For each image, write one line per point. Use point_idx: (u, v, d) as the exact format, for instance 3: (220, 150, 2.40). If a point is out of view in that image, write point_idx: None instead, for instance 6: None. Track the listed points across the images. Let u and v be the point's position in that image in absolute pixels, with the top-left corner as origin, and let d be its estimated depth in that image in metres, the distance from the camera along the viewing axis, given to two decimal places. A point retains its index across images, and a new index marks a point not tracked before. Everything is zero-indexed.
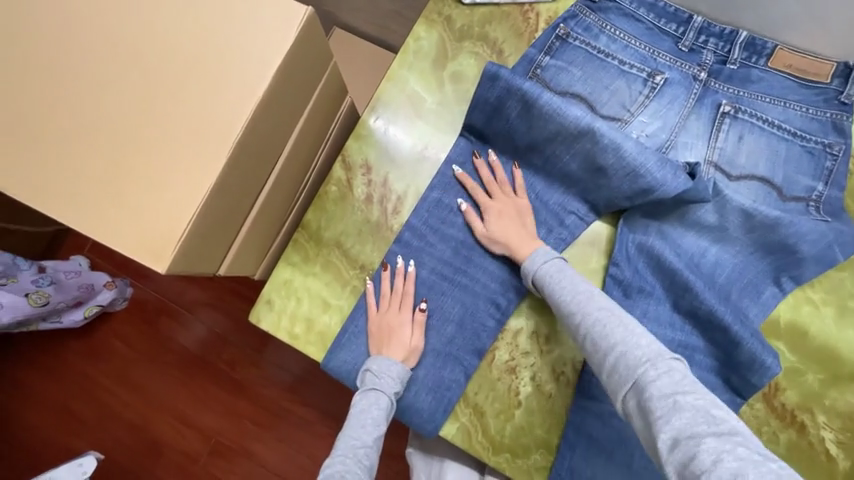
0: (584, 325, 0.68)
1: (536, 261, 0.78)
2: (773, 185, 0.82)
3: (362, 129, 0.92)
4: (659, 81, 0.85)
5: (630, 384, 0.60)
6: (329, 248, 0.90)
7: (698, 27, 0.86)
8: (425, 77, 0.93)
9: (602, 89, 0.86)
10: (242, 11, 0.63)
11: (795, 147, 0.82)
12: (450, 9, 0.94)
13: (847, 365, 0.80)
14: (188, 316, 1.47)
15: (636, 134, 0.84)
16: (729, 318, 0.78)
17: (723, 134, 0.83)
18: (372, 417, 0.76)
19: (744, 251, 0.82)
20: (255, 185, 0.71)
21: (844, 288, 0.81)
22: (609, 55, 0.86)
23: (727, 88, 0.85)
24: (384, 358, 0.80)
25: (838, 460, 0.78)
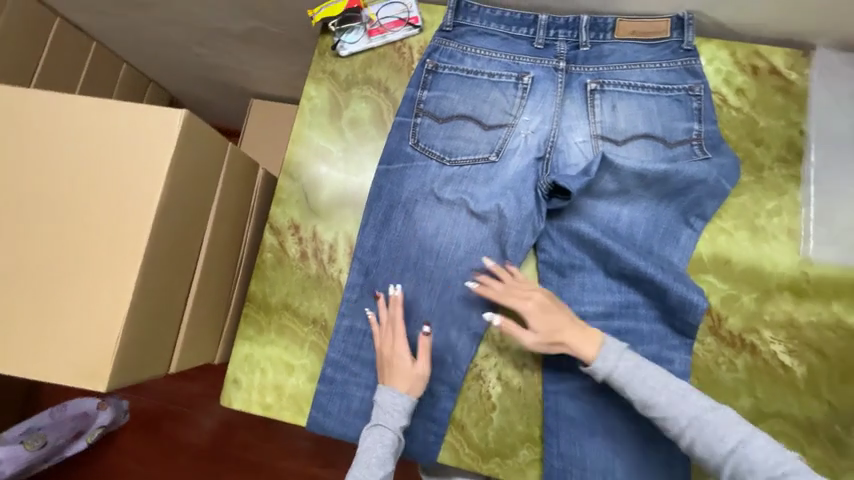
0: (675, 421, 0.70)
1: (609, 360, 0.74)
2: (657, 138, 0.89)
3: (282, 194, 0.97)
4: (527, 80, 0.93)
5: (738, 468, 0.66)
6: (278, 313, 0.93)
7: (545, 24, 0.95)
8: (326, 130, 0.99)
9: (482, 103, 0.94)
10: (125, 128, 0.68)
11: (663, 99, 0.91)
12: (331, 64, 1.01)
13: (773, 278, 0.85)
14: (193, 412, 1.48)
15: (524, 134, 0.92)
16: (652, 270, 0.83)
17: (598, 108, 0.92)
18: (377, 458, 0.77)
19: (650, 203, 0.88)
20: (182, 277, 0.75)
21: (748, 210, 0.87)
22: (477, 72, 0.95)
23: (588, 69, 0.93)
24: (388, 392, 0.81)
25: (794, 368, 0.82)
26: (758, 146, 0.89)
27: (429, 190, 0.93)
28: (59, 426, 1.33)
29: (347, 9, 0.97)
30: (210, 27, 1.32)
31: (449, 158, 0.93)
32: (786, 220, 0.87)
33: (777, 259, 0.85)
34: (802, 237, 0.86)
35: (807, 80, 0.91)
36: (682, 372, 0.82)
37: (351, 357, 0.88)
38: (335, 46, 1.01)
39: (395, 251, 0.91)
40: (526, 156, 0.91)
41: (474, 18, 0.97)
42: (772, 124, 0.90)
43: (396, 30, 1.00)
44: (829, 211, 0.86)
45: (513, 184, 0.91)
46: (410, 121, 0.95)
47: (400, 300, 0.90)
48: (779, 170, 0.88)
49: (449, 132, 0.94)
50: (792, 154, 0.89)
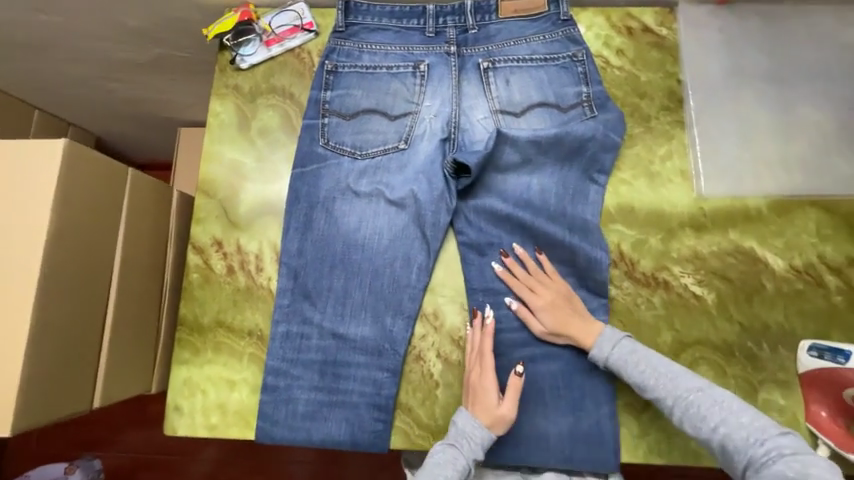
0: (645, 387, 0.77)
1: (604, 349, 0.81)
2: (551, 105, 0.94)
3: (200, 212, 0.96)
4: (423, 68, 0.97)
5: (693, 421, 0.72)
6: (212, 331, 0.92)
7: (432, 13, 0.99)
8: (237, 143, 0.99)
9: (385, 95, 0.97)
10: (10, 168, 0.69)
11: (551, 69, 0.96)
12: (233, 79, 1.02)
13: (675, 217, 0.91)
14: (183, 458, 1.42)
15: (428, 119, 0.96)
16: (559, 232, 0.89)
17: (493, 84, 0.96)
18: (445, 478, 0.74)
19: (554, 165, 0.92)
20: (94, 310, 0.74)
21: (643, 158, 0.93)
22: (376, 67, 0.98)
23: (479, 49, 0.98)
24: (469, 417, 0.80)
25: (705, 297, 0.88)
26: (643, 99, 0.96)
27: (346, 185, 0.94)
28: None
29: (238, 23, 0.99)
30: (115, 60, 1.31)
31: (360, 152, 0.95)
32: (677, 162, 0.93)
33: (675, 199, 0.92)
34: (694, 175, 0.92)
35: (676, 34, 0.99)
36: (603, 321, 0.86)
37: (291, 362, 0.88)
38: (234, 61, 1.02)
39: (321, 249, 0.92)
40: (433, 139, 0.95)
41: (365, 16, 1.00)
42: (653, 77, 0.97)
43: (292, 37, 1.02)
44: (713, 148, 0.93)
45: (424, 168, 0.93)
46: (318, 122, 0.97)
47: (332, 297, 0.90)
48: (665, 118, 0.95)
49: (357, 128, 0.96)
50: (673, 102, 0.96)
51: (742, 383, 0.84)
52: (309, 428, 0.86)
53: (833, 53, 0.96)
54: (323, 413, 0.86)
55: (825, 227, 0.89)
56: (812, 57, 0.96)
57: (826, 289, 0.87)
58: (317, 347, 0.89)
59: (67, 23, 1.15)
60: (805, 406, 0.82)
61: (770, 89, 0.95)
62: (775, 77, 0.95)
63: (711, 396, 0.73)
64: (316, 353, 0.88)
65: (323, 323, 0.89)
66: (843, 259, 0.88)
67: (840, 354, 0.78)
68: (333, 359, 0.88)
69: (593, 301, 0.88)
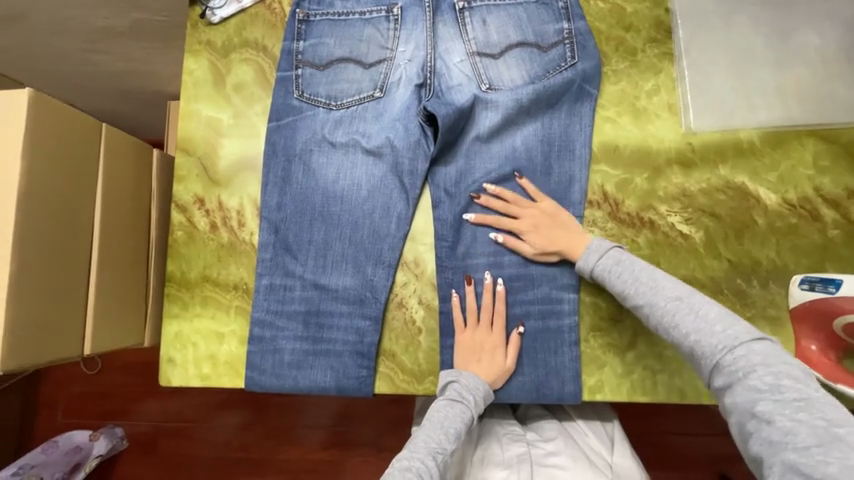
0: (623, 294, 0.75)
1: (589, 260, 0.79)
2: (530, 44, 0.90)
3: (181, 171, 0.96)
4: (397, 12, 0.93)
5: (665, 325, 0.69)
6: (200, 286, 0.93)
7: None
8: (213, 100, 0.98)
9: (358, 43, 0.94)
10: None
11: (530, 6, 0.91)
12: (206, 34, 1.00)
13: (661, 154, 0.87)
14: (201, 424, 1.47)
15: (403, 65, 0.93)
16: (535, 186, 0.87)
17: (470, 26, 0.92)
18: (456, 430, 0.75)
19: (534, 105, 0.88)
20: (74, 263, 0.76)
21: (628, 94, 0.89)
22: (349, 13, 0.95)
23: None
24: (473, 376, 0.80)
25: (693, 235, 0.85)
26: (629, 31, 0.91)
27: (321, 136, 0.93)
28: (53, 465, 1.34)
29: None
30: (95, 29, 1.30)
31: (335, 102, 0.93)
32: (665, 97, 0.89)
33: (662, 135, 0.88)
34: (682, 110, 0.88)
35: None
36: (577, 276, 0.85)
37: (276, 313, 0.89)
38: (205, 15, 0.99)
39: (300, 203, 0.92)
40: (409, 86, 0.92)
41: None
42: (639, 8, 0.91)
43: None
44: (704, 80, 0.88)
45: (399, 115, 0.91)
46: (292, 74, 0.95)
47: (313, 250, 0.91)
48: (651, 51, 0.90)
49: (331, 78, 0.94)
50: (662, 33, 0.91)
51: None
52: (295, 375, 0.87)
53: None
54: (309, 361, 0.87)
55: (822, 159, 0.85)
56: None
57: (822, 223, 0.83)
58: (299, 298, 0.90)
59: None
60: (796, 343, 0.80)
61: (766, 14, 0.89)
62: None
63: (687, 303, 0.68)
64: (299, 304, 0.89)
65: (303, 274, 0.90)
66: (841, 191, 0.84)
67: (831, 283, 0.75)
68: (316, 309, 0.89)
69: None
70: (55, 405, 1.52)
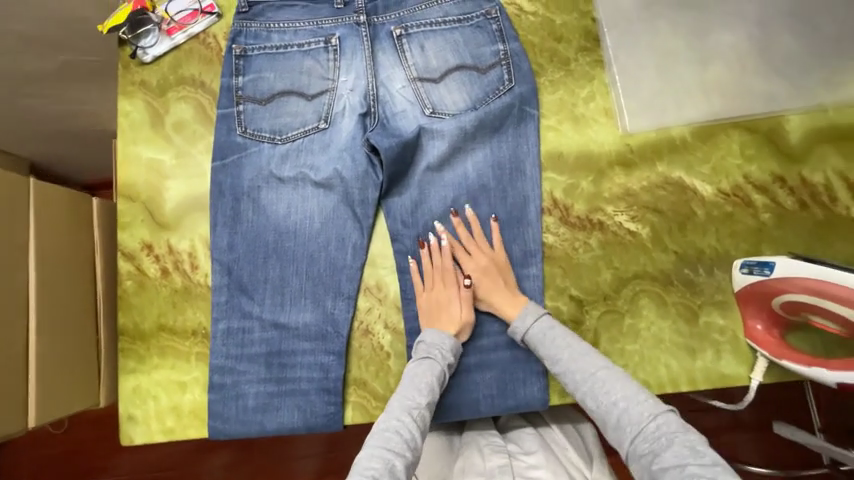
0: (556, 359, 0.77)
1: (525, 322, 0.81)
2: (469, 66, 0.92)
3: (125, 218, 0.93)
4: (335, 42, 0.93)
5: (597, 396, 0.71)
6: (155, 336, 0.89)
7: None
8: (153, 141, 0.95)
9: (299, 75, 0.93)
10: None
11: (466, 29, 0.93)
12: (139, 74, 0.97)
13: (603, 157, 0.91)
14: (188, 471, 1.40)
15: (346, 95, 0.93)
16: (488, 206, 0.89)
17: (408, 52, 0.93)
18: (427, 384, 0.75)
19: (479, 128, 0.90)
20: (10, 330, 0.72)
21: (566, 102, 0.93)
22: (287, 46, 0.94)
23: (390, 16, 0.95)
24: (437, 332, 0.81)
25: (640, 232, 0.89)
26: (560, 42, 0.95)
27: (268, 171, 0.91)
28: None
29: (133, 12, 0.93)
30: (23, 74, 1.23)
31: (279, 136, 0.92)
32: (601, 102, 0.93)
33: (601, 139, 0.91)
34: (617, 113, 0.92)
35: None
36: (538, 289, 0.87)
37: (236, 358, 0.87)
38: (136, 55, 0.96)
39: (252, 241, 0.90)
40: (353, 115, 0.92)
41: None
42: (568, 19, 0.95)
43: (195, 22, 0.97)
44: (634, 84, 0.92)
45: (345, 145, 0.91)
46: (233, 110, 0.93)
47: (270, 288, 0.89)
48: (584, 59, 0.94)
49: (274, 112, 0.93)
50: (591, 42, 0.95)
51: (683, 309, 0.86)
52: (263, 418, 0.85)
53: None
54: (274, 403, 0.85)
55: (748, 148, 0.91)
56: None
57: (755, 208, 0.89)
58: (260, 339, 0.87)
59: None
60: (744, 324, 0.84)
61: (683, 17, 0.94)
62: (687, 4, 0.95)
63: (613, 371, 0.73)
64: (262, 345, 0.87)
65: (263, 313, 0.88)
66: (768, 176, 0.90)
67: (766, 266, 0.80)
68: (278, 349, 0.87)
69: (530, 258, 0.88)
70: (19, 474, 1.41)
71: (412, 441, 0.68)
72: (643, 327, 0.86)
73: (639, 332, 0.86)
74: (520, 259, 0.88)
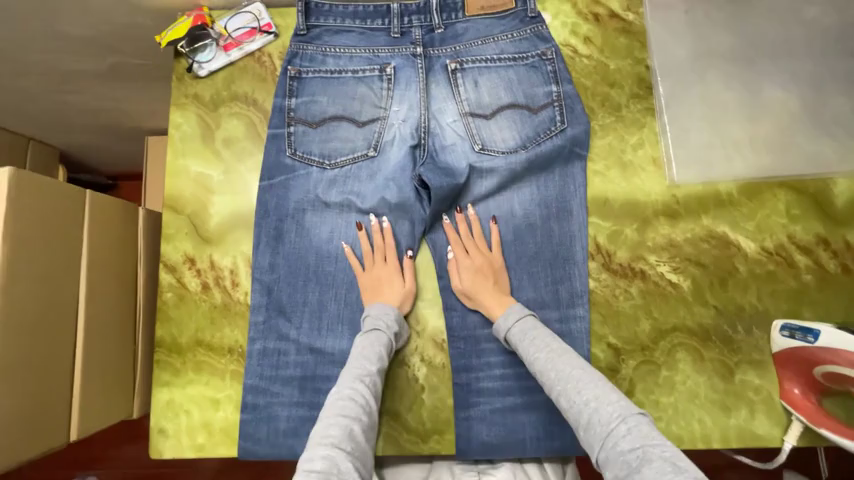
0: (535, 357, 0.75)
1: (507, 321, 0.82)
2: (521, 105, 0.93)
3: (169, 230, 0.93)
4: (390, 71, 0.94)
5: (560, 367, 0.71)
6: (192, 351, 0.90)
7: (397, 12, 0.95)
8: (202, 156, 0.96)
9: (351, 101, 0.94)
10: None
11: (520, 68, 0.94)
12: (193, 87, 0.98)
13: (648, 206, 0.91)
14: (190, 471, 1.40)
15: (397, 124, 0.94)
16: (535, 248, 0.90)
17: (462, 86, 0.94)
18: (376, 352, 0.78)
19: (528, 168, 0.91)
20: (58, 340, 0.72)
21: (615, 148, 0.93)
22: (341, 71, 0.95)
23: (446, 50, 0.95)
24: (377, 332, 0.81)
25: (681, 283, 0.89)
26: (613, 87, 0.95)
27: (314, 195, 0.92)
28: None
29: (193, 27, 0.94)
30: (68, 72, 1.24)
31: (328, 161, 0.92)
32: (649, 150, 0.93)
33: (648, 188, 0.92)
34: (665, 163, 0.92)
35: (643, 19, 0.97)
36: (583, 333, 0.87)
37: (270, 379, 0.87)
38: (191, 69, 0.97)
39: (294, 262, 0.90)
40: (403, 146, 0.93)
41: (327, 17, 0.96)
42: (622, 65, 0.96)
43: (252, 40, 0.98)
44: (684, 134, 0.93)
45: (395, 176, 0.92)
46: (284, 131, 0.94)
47: (308, 312, 0.89)
48: (635, 106, 0.95)
49: (324, 136, 0.93)
50: (643, 89, 0.95)
51: (719, 365, 0.86)
52: (294, 442, 0.85)
53: (799, 32, 0.96)
54: (307, 428, 0.86)
55: (794, 208, 0.91)
56: (779, 37, 0.96)
57: (797, 268, 0.89)
58: (295, 361, 0.88)
59: (11, 36, 1.09)
60: (780, 385, 0.85)
61: (737, 72, 0.95)
62: (742, 59, 0.95)
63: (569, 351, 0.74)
64: (297, 367, 0.88)
65: (301, 336, 0.89)
66: (812, 238, 0.90)
67: (810, 332, 0.80)
68: (312, 374, 0.87)
69: (576, 299, 0.88)
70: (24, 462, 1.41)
71: (367, 406, 0.72)
72: (679, 380, 0.86)
73: (674, 385, 0.86)
74: (566, 301, 0.88)
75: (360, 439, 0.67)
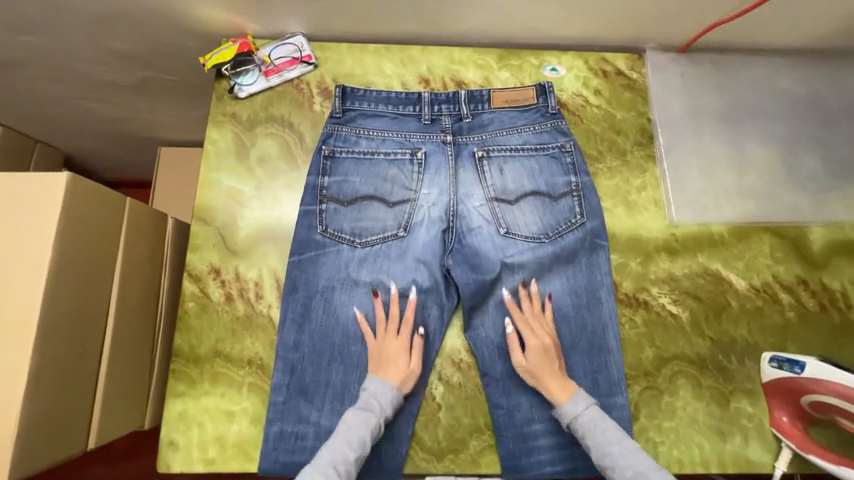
0: (582, 418, 0.82)
1: (577, 407, 0.82)
2: (543, 193, 0.99)
3: (197, 240, 0.95)
4: (421, 156, 1.00)
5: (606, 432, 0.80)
6: (210, 361, 0.90)
7: (428, 101, 1.03)
8: (235, 172, 1.00)
9: (383, 182, 0.98)
10: (12, 203, 0.69)
11: (542, 157, 1.01)
12: (232, 107, 1.03)
13: (650, 242, 1.00)
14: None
15: (426, 207, 0.98)
16: (565, 339, 0.93)
17: (488, 172, 1.00)
18: (380, 405, 0.82)
19: (552, 258, 0.96)
20: (89, 342, 0.73)
21: (621, 189, 1.03)
22: (374, 152, 1.00)
23: (473, 138, 1.02)
24: (380, 383, 0.84)
25: (680, 315, 0.96)
26: (619, 134, 1.06)
27: (344, 275, 0.93)
28: None
29: (238, 53, 1.02)
30: (99, 82, 1.28)
31: (359, 239, 0.95)
32: (651, 192, 1.03)
33: (651, 226, 1.01)
34: (665, 205, 1.02)
35: (644, 77, 1.10)
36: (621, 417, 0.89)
37: (286, 464, 0.85)
38: (232, 90, 1.03)
39: (318, 341, 0.90)
40: (432, 228, 0.97)
41: (362, 102, 1.03)
42: (626, 115, 1.08)
43: (291, 68, 1.05)
44: (681, 180, 1.04)
45: (424, 259, 0.95)
46: (315, 208, 0.96)
47: (330, 394, 0.88)
48: (639, 152, 1.06)
49: (356, 215, 0.96)
50: (645, 138, 1.07)
51: (716, 394, 0.93)
52: None
53: (776, 99, 1.11)
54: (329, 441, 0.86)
55: (777, 251, 1.01)
56: (759, 102, 1.10)
57: (781, 305, 0.98)
58: (314, 434, 0.86)
59: (50, 44, 1.13)
60: (770, 413, 0.91)
61: (726, 129, 1.08)
62: (729, 118, 1.09)
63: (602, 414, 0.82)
64: (326, 391, 0.88)
65: (324, 421, 0.86)
66: (793, 278, 1.00)
67: (796, 364, 0.88)
68: None
69: (614, 386, 0.91)
70: None
71: (363, 449, 0.78)
72: (679, 406, 0.92)
73: (675, 410, 0.91)
74: (605, 389, 0.91)
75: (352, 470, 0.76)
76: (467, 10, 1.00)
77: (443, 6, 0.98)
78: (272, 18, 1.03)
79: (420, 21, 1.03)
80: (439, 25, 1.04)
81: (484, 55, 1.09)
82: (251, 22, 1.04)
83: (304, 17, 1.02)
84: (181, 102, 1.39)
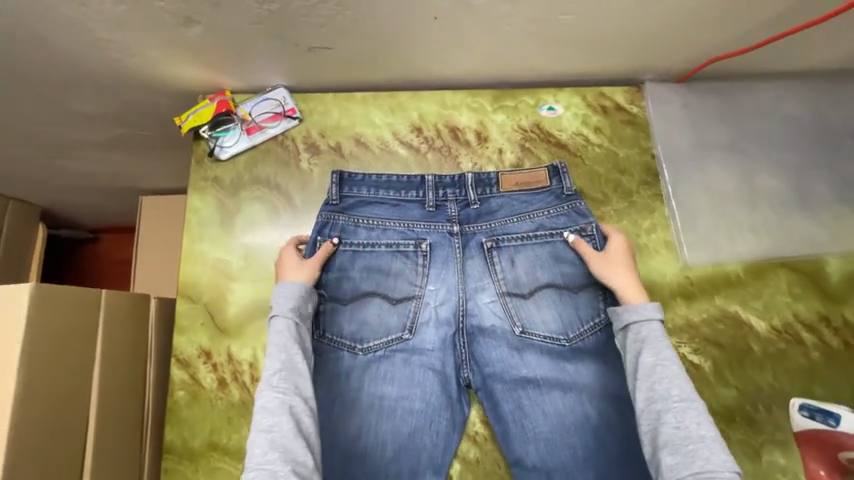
0: (662, 366, 0.75)
1: (645, 311, 0.82)
2: (561, 285, 0.91)
3: (183, 320, 0.88)
4: (425, 248, 0.92)
5: (685, 418, 0.70)
6: (206, 456, 0.83)
7: (432, 186, 0.95)
8: (221, 242, 0.93)
9: (385, 277, 0.91)
10: None
11: (557, 244, 0.93)
12: (212, 171, 0.97)
13: (665, 288, 0.95)
14: None
15: (433, 305, 0.91)
16: (593, 446, 0.84)
17: (498, 264, 0.92)
18: (281, 341, 0.79)
19: (573, 359, 0.88)
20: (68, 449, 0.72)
21: (630, 232, 0.98)
22: (374, 244, 0.91)
23: (482, 226, 0.94)
24: (284, 284, 0.84)
25: (703, 365, 0.92)
26: (624, 175, 1.02)
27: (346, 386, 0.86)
28: None
29: (217, 114, 0.96)
30: (71, 141, 1.20)
31: (360, 345, 0.87)
32: (662, 233, 0.98)
33: (664, 270, 0.96)
34: (679, 246, 0.97)
35: (645, 111, 1.06)
36: None
37: None
38: (212, 152, 0.97)
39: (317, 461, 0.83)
40: (440, 329, 0.90)
41: (359, 187, 0.94)
42: (629, 153, 1.03)
43: (275, 124, 0.98)
44: (692, 219, 0.99)
45: (434, 366, 0.89)
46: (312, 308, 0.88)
47: None
48: (645, 192, 1.01)
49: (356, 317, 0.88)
50: (651, 176, 1.02)
51: (744, 447, 0.88)
52: None
53: (782, 125, 1.07)
54: None
55: (795, 287, 0.97)
56: (765, 129, 1.07)
57: (805, 345, 0.94)
58: None
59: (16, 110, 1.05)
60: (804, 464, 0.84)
61: (733, 160, 1.04)
62: (734, 148, 1.05)
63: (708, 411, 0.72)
64: None
65: None
66: (814, 315, 0.96)
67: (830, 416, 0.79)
68: None
69: None
70: None
71: (294, 402, 0.75)
72: None
73: None
74: None
75: (303, 434, 0.72)
76: (459, 55, 0.95)
77: (433, 54, 0.94)
78: (251, 74, 0.96)
79: (410, 68, 0.98)
80: (429, 72, 0.99)
81: (477, 98, 1.04)
82: (228, 77, 0.97)
83: (285, 71, 0.96)
84: (162, 154, 1.32)
